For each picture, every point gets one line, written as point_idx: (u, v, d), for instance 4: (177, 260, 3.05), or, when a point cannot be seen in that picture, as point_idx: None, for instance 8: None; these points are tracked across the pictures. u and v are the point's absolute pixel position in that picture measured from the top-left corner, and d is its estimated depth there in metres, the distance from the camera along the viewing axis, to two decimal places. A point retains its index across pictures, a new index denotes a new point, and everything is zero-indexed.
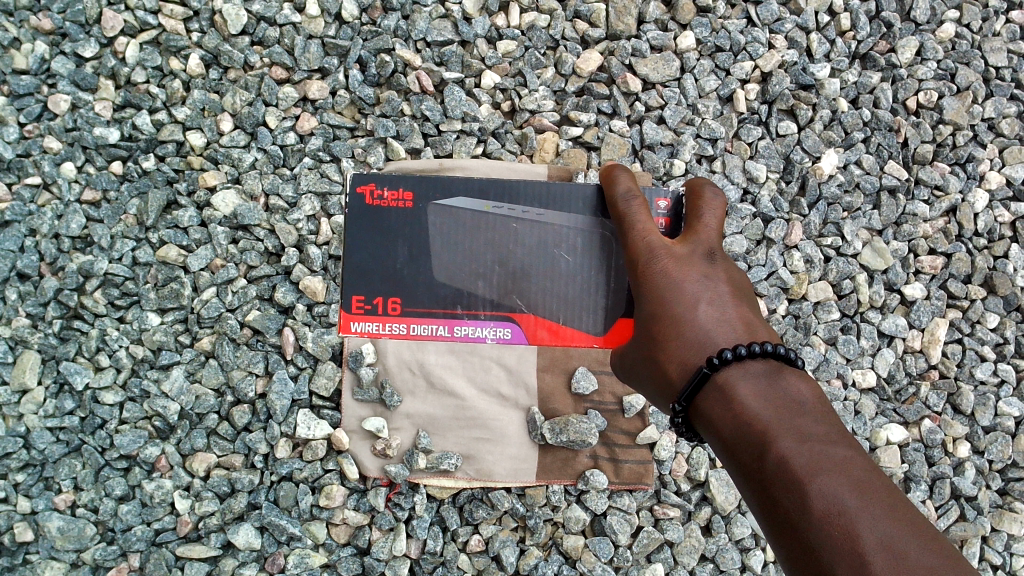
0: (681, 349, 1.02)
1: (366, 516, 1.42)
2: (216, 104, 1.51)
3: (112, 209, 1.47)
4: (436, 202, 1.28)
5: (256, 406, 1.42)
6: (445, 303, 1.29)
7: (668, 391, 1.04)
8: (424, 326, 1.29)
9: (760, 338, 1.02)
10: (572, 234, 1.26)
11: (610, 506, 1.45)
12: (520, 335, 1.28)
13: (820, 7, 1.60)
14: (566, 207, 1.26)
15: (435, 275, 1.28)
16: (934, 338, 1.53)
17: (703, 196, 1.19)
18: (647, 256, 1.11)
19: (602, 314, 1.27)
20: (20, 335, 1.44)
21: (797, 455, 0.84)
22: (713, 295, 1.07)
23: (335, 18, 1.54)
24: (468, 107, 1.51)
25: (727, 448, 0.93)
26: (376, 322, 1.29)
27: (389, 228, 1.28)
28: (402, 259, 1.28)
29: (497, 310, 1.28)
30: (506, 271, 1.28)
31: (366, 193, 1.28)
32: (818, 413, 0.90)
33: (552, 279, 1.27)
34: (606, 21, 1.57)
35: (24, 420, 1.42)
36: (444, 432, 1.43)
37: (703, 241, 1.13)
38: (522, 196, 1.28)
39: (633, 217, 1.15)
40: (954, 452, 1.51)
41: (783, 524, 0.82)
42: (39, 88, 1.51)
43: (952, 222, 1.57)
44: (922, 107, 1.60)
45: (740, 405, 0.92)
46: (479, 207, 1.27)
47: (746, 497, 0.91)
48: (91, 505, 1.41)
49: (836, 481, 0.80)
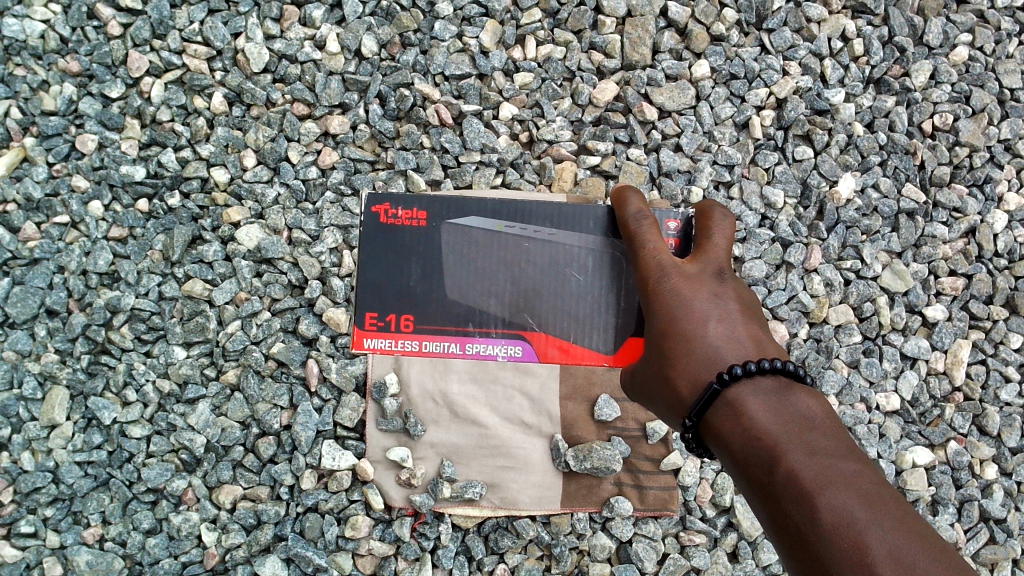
0: (690, 365, 1.01)
1: (392, 545, 1.42)
2: (239, 141, 1.54)
3: (138, 245, 1.50)
4: (450, 220, 1.16)
5: (281, 438, 1.43)
6: (456, 320, 1.17)
7: (677, 406, 1.02)
8: (437, 343, 1.17)
9: (769, 355, 1.01)
10: (584, 253, 1.15)
11: (636, 533, 1.45)
12: (531, 353, 1.17)
13: (832, 34, 1.62)
14: (579, 226, 1.16)
15: (447, 293, 1.17)
16: (957, 360, 1.53)
17: (713, 218, 1.13)
18: (658, 274, 1.06)
19: (613, 334, 1.16)
20: (49, 371, 1.46)
21: (807, 469, 0.83)
22: (723, 313, 1.05)
23: (354, 54, 1.57)
24: (487, 139, 1.54)
25: (737, 464, 0.92)
26: (389, 340, 1.18)
27: (401, 247, 1.18)
28: (415, 277, 1.17)
29: (510, 329, 1.17)
30: (519, 290, 1.17)
31: (381, 212, 1.17)
32: (828, 428, 0.89)
33: (563, 299, 1.16)
34: (621, 52, 1.59)
35: (54, 454, 1.44)
36: (468, 460, 1.44)
37: (713, 261, 1.09)
38: (536, 214, 1.17)
39: (644, 238, 1.08)
40: (981, 474, 1.51)
41: (794, 537, 0.82)
42: (66, 128, 1.55)
43: (971, 243, 1.57)
44: (938, 130, 1.60)
45: (750, 421, 0.91)
46: (492, 227, 1.16)
47: (757, 512, 0.90)
48: (119, 539, 1.42)
49: (845, 494, 0.79)
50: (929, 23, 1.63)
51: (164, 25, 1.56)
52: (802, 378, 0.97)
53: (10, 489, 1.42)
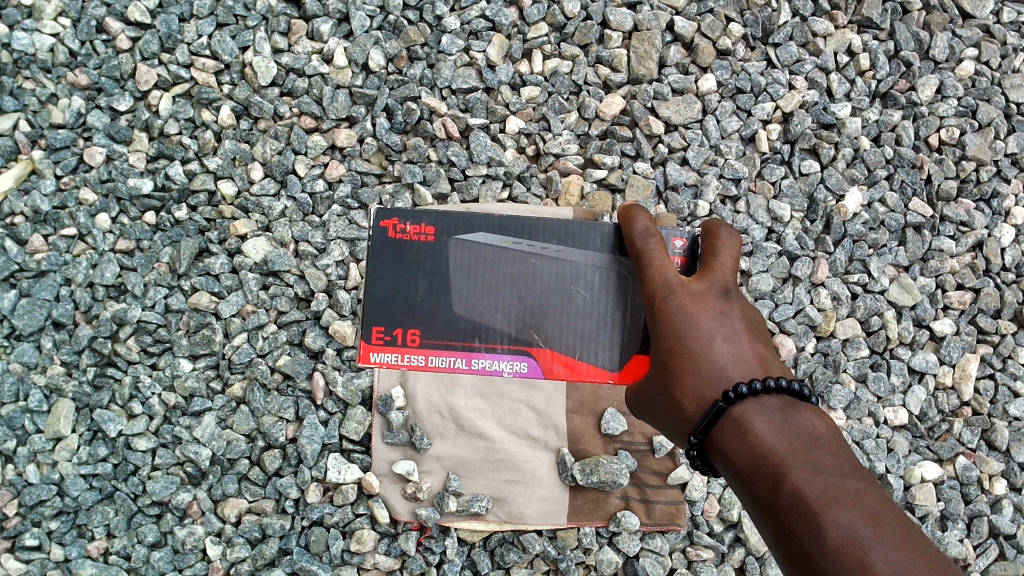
0: (695, 383, 1.00)
1: (397, 560, 1.42)
2: (246, 154, 1.54)
3: (145, 258, 1.50)
4: (458, 236, 1.17)
5: (287, 451, 1.43)
6: (462, 335, 1.16)
7: (682, 424, 1.01)
8: (443, 358, 1.17)
9: (775, 374, 0.99)
10: (590, 271, 1.15)
11: (643, 548, 1.44)
12: (537, 370, 1.16)
13: (838, 48, 1.63)
14: (586, 243, 1.15)
15: (454, 308, 1.17)
16: (965, 374, 1.52)
17: (719, 236, 1.11)
18: (663, 293, 1.05)
19: (619, 351, 1.15)
20: (55, 383, 1.45)
21: (812, 488, 0.82)
22: (728, 332, 1.03)
23: (362, 68, 1.58)
24: (493, 152, 1.54)
25: (742, 482, 0.91)
26: (395, 354, 1.17)
27: (408, 262, 1.18)
28: (422, 292, 1.17)
29: (516, 345, 1.16)
30: (525, 306, 1.16)
31: (389, 227, 1.17)
32: (833, 447, 0.88)
33: (569, 316, 1.15)
34: (627, 66, 1.60)
35: (59, 467, 1.44)
36: (474, 474, 1.43)
37: (718, 280, 1.07)
38: (543, 231, 1.17)
39: (651, 255, 1.08)
40: (991, 489, 1.50)
41: (799, 556, 0.81)
42: (75, 141, 1.55)
43: (979, 257, 1.57)
44: (944, 143, 1.61)
45: (755, 439, 0.90)
46: (499, 242, 1.16)
47: (761, 531, 0.89)
48: (124, 552, 1.42)
49: (850, 513, 0.79)
50: (936, 38, 1.63)
51: (172, 39, 1.57)
52: (807, 398, 0.95)
53: (14, 502, 1.42)
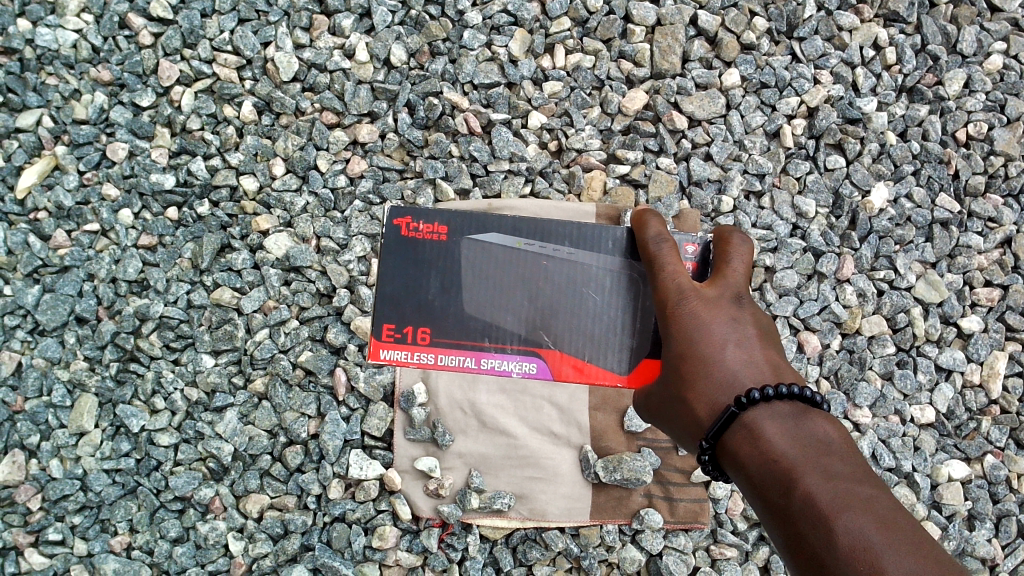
0: (707, 388, 0.98)
1: (419, 556, 1.41)
2: (268, 150, 1.54)
3: (168, 253, 1.50)
4: (470, 235, 1.16)
5: (309, 447, 1.42)
6: (472, 334, 1.15)
7: (693, 429, 1.00)
8: (452, 357, 1.15)
9: (787, 380, 0.98)
10: (600, 273, 1.14)
11: (666, 546, 1.43)
12: (546, 371, 1.14)
13: (864, 42, 1.61)
14: (598, 246, 1.14)
15: (465, 307, 1.16)
16: (993, 372, 1.51)
17: (731, 241, 1.09)
18: (676, 297, 1.04)
19: (628, 355, 1.13)
20: (79, 378, 1.46)
21: (824, 492, 0.81)
22: (740, 337, 1.01)
23: (383, 63, 1.58)
24: (515, 148, 1.53)
25: (754, 488, 0.89)
26: (405, 352, 1.16)
27: (420, 261, 1.17)
28: (434, 290, 1.16)
29: (525, 345, 1.14)
30: (536, 307, 1.15)
31: (402, 225, 1.16)
32: (845, 454, 0.87)
33: (579, 318, 1.14)
34: (650, 61, 1.59)
35: (82, 462, 1.44)
36: (496, 471, 1.42)
37: (730, 286, 1.05)
38: (556, 233, 1.15)
39: (664, 261, 1.06)
40: (1019, 488, 1.48)
41: (809, 559, 0.80)
42: (97, 137, 1.56)
43: (1007, 253, 1.55)
44: (971, 139, 1.59)
45: (767, 444, 0.89)
46: (511, 243, 1.15)
47: (772, 538, 0.88)
48: (146, 547, 1.42)
49: (862, 518, 0.77)
50: (963, 32, 1.62)
51: (195, 34, 1.58)
52: (819, 406, 0.94)
53: (38, 496, 1.43)
